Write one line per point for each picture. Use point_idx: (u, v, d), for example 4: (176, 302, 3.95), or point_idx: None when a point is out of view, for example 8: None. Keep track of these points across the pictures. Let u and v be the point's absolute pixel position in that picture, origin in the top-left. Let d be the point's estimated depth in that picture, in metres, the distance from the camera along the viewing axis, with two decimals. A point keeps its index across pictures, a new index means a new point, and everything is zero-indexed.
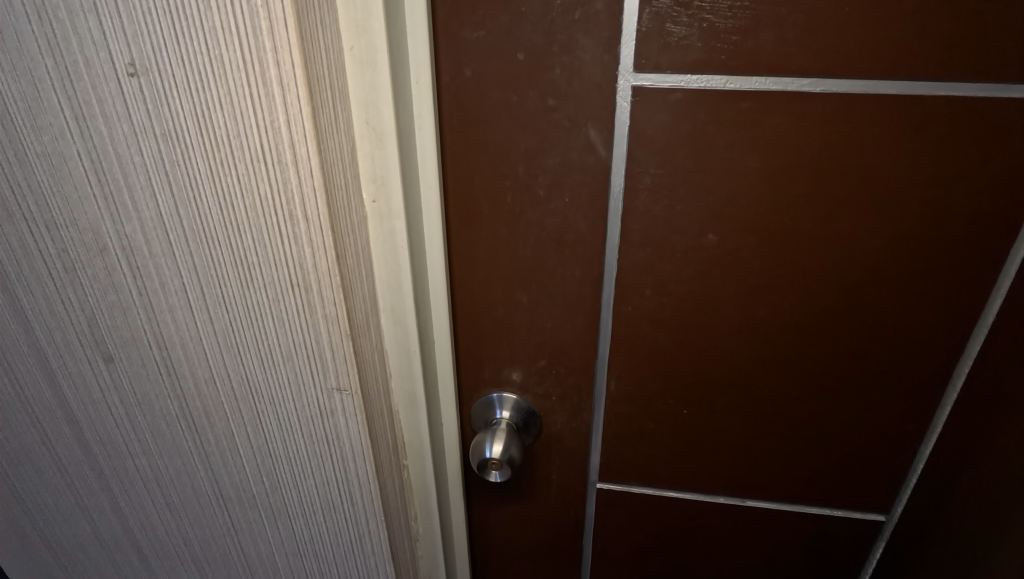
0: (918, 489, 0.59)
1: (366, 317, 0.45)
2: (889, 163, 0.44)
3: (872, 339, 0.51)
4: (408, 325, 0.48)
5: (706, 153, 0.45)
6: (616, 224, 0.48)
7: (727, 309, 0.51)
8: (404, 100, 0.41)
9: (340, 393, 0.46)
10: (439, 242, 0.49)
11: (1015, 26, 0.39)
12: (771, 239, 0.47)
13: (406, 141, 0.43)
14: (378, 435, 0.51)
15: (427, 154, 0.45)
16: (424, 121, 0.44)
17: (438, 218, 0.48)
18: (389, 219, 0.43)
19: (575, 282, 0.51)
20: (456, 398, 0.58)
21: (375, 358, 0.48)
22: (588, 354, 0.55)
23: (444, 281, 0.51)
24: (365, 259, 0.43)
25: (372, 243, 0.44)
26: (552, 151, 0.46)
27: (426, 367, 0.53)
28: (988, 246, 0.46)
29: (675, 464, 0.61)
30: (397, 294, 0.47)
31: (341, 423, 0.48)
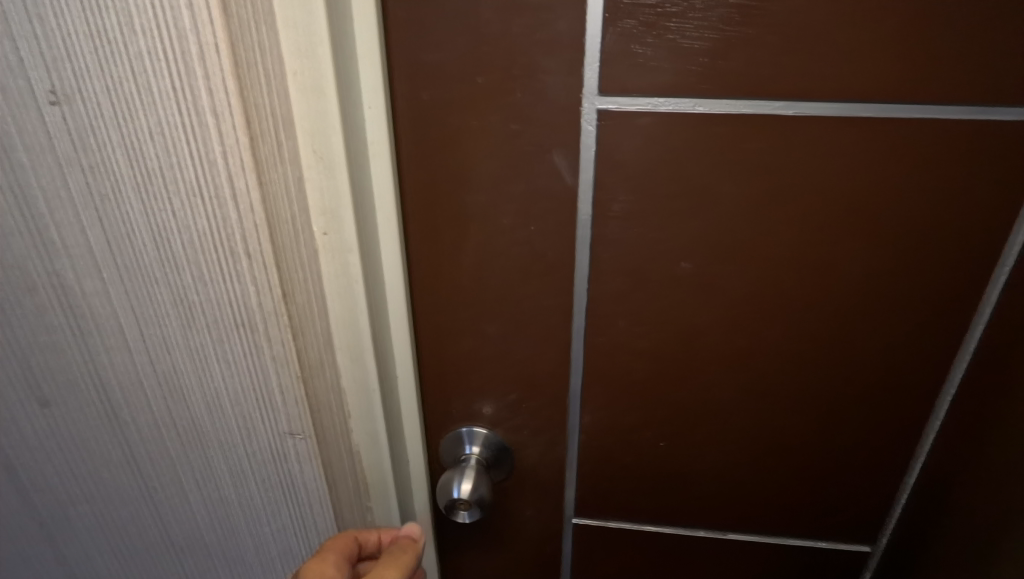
0: (902, 518, 0.57)
1: (320, 356, 0.42)
2: (866, 188, 0.42)
3: (853, 366, 0.49)
4: (367, 362, 0.45)
5: (677, 178, 0.43)
6: (586, 252, 0.46)
7: (704, 339, 0.49)
8: (355, 127, 0.39)
9: (293, 437, 0.43)
10: (399, 273, 0.46)
11: (991, 48, 0.37)
12: (747, 267, 0.46)
13: (358, 169, 0.40)
14: (337, 479, 0.47)
15: (383, 181, 0.42)
16: (379, 148, 0.41)
17: (397, 248, 0.45)
18: (343, 252, 0.40)
19: (545, 312, 0.49)
20: (423, 433, 0.55)
21: (332, 398, 0.45)
22: (561, 388, 0.52)
23: (406, 313, 0.48)
24: (317, 294, 0.41)
25: (324, 276, 0.41)
26: (517, 177, 0.43)
27: (387, 405, 0.49)
28: (970, 271, 0.45)
29: (654, 498, 0.58)
30: (355, 330, 0.44)
31: (296, 468, 0.45)
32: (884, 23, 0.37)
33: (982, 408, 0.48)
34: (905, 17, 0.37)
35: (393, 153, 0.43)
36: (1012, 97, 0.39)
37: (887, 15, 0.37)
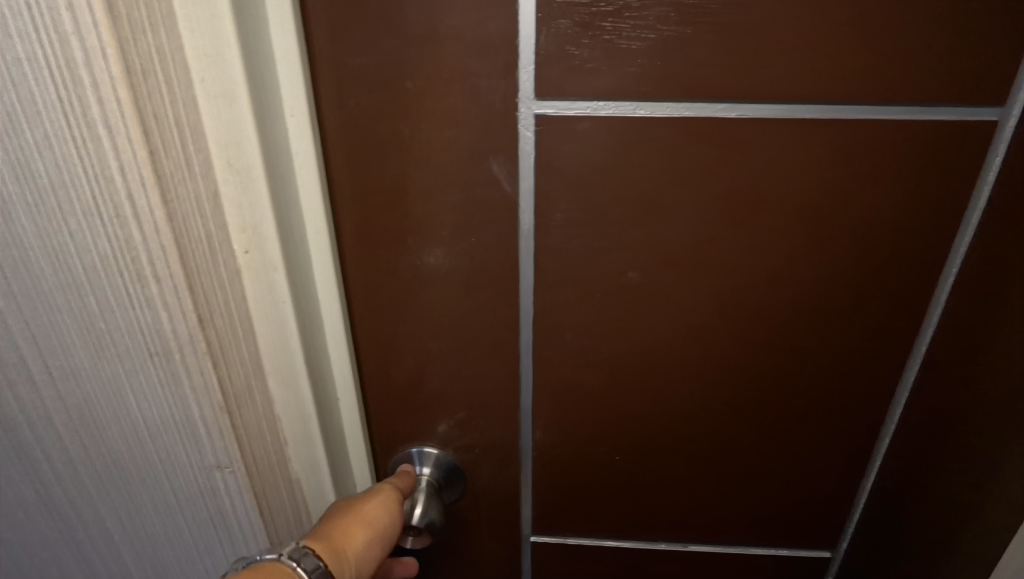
0: (861, 522, 0.56)
1: (248, 384, 0.39)
2: (813, 191, 0.41)
3: (807, 372, 0.49)
4: (301, 384, 0.43)
5: (620, 184, 0.41)
6: (529, 263, 0.44)
7: (655, 349, 0.47)
8: (274, 137, 0.36)
9: (221, 469, 0.40)
10: (333, 289, 0.44)
11: (930, 46, 0.37)
12: (696, 275, 0.44)
13: (279, 182, 0.37)
14: (276, 513, 0.44)
15: (311, 193, 0.40)
16: (304, 159, 0.39)
17: (330, 263, 0.43)
18: (268, 270, 0.38)
19: (491, 326, 0.47)
20: (369, 454, 0.53)
21: (265, 429, 0.41)
22: (511, 403, 0.50)
23: (342, 329, 0.46)
24: (242, 319, 0.37)
25: (248, 297, 0.37)
26: (455, 186, 0.41)
27: (326, 427, 0.47)
28: (919, 273, 0.44)
29: (613, 512, 0.57)
30: (286, 352, 0.41)
31: (227, 503, 0.42)
32: (823, 21, 0.36)
33: (934, 408, 0.47)
34: (844, 16, 0.36)
35: (321, 163, 0.40)
36: (953, 96, 0.38)
37: (826, 14, 0.36)
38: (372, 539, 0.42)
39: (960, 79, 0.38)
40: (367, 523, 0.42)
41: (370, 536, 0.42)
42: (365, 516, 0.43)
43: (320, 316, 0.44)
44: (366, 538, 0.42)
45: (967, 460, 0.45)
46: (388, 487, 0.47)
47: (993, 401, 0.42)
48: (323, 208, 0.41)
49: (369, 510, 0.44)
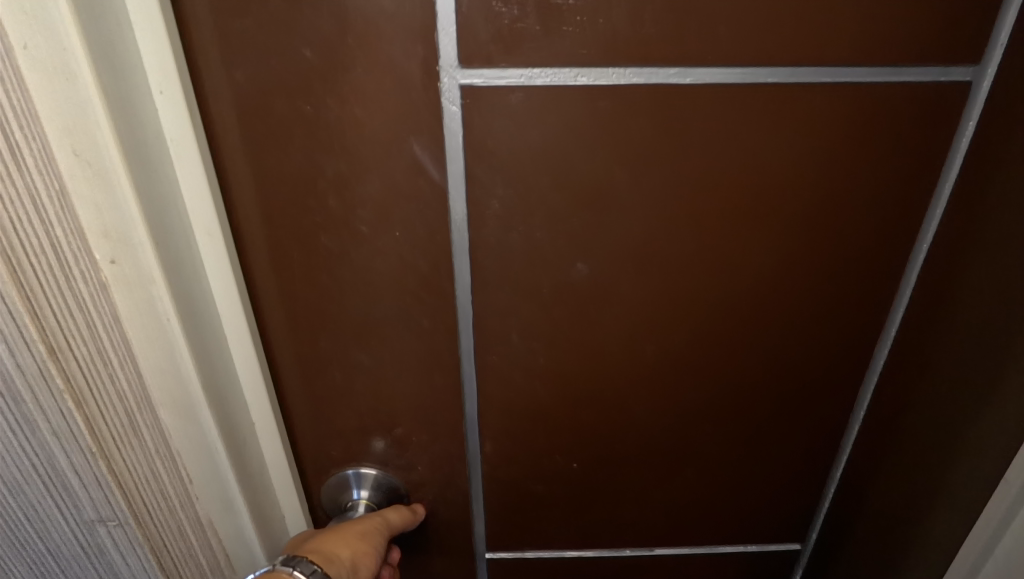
0: (832, 513, 0.53)
1: (129, 420, 0.33)
2: (777, 167, 0.37)
3: (772, 364, 0.45)
4: (203, 417, 0.35)
5: (563, 164, 0.36)
6: (465, 260, 0.38)
7: (611, 347, 0.43)
8: (136, 119, 0.29)
9: (104, 523, 0.34)
10: (236, 302, 0.37)
11: None
12: (651, 264, 0.40)
13: (150, 174, 0.30)
14: (179, 564, 0.38)
15: (196, 187, 0.33)
16: (181, 148, 0.32)
17: (229, 271, 0.36)
18: (145, 282, 0.30)
19: (425, 332, 0.41)
20: (297, 486, 0.46)
21: (159, 471, 0.35)
22: (454, 416, 0.45)
23: (253, 349, 0.39)
24: (115, 343, 0.31)
25: (121, 318, 0.30)
26: (371, 174, 0.35)
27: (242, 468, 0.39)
28: (888, 251, 0.41)
29: (573, 522, 0.52)
30: (179, 381, 0.33)
31: (117, 559, 0.36)
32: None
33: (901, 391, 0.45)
34: None
35: (206, 152, 0.33)
36: (926, 53, 0.34)
37: None
38: (357, 563, 0.40)
39: (934, 33, 0.34)
40: (351, 546, 0.40)
41: (356, 559, 0.40)
42: (349, 545, 0.40)
43: (222, 335, 0.37)
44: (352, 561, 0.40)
45: None
46: (374, 520, 0.44)
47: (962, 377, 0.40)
48: (214, 206, 0.34)
49: (351, 535, 0.41)
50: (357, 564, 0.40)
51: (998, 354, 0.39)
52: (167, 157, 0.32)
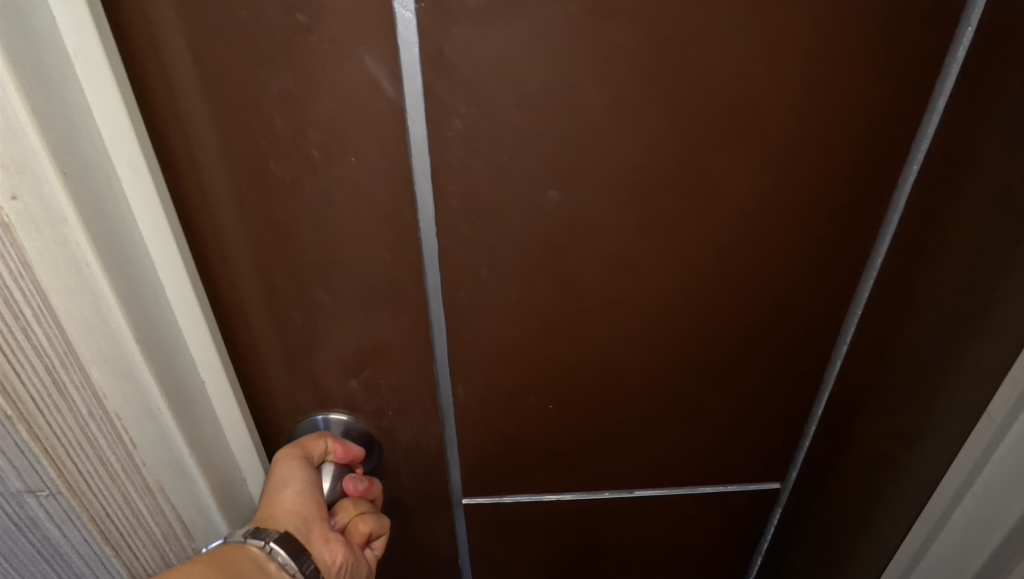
0: (812, 451, 0.53)
1: (53, 379, 0.30)
2: (757, 83, 0.35)
3: (753, 298, 0.43)
4: (141, 373, 0.33)
5: (529, 79, 0.33)
6: (427, 189, 0.36)
7: (585, 283, 0.41)
8: (33, 30, 0.26)
9: (34, 494, 0.31)
10: (171, 246, 0.34)
11: None
12: (626, 191, 0.37)
13: (50, 92, 0.27)
14: (125, 535, 0.35)
15: (113, 117, 0.30)
16: (93, 68, 0.29)
17: (160, 211, 0.33)
18: (58, 222, 0.28)
19: (389, 268, 0.39)
20: (257, 448, 0.44)
21: (92, 433, 0.32)
22: (423, 359, 0.43)
23: (195, 295, 0.36)
24: (30, 293, 0.28)
25: (30, 261, 0.27)
26: (320, 92, 0.32)
27: (193, 421, 0.37)
28: (875, 175, 0.39)
29: (551, 465, 0.51)
30: (108, 333, 0.31)
31: (54, 532, 0.33)
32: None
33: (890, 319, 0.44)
34: None
35: (121, 76, 0.30)
36: None
37: None
38: (304, 501, 0.40)
39: None
40: (290, 493, 0.40)
41: (301, 500, 0.40)
42: (279, 498, 0.40)
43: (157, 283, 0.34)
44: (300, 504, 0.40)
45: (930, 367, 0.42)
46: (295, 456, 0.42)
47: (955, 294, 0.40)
48: (135, 137, 0.31)
49: (271, 487, 0.41)
50: (300, 507, 0.40)
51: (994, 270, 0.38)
52: (74, 78, 0.28)
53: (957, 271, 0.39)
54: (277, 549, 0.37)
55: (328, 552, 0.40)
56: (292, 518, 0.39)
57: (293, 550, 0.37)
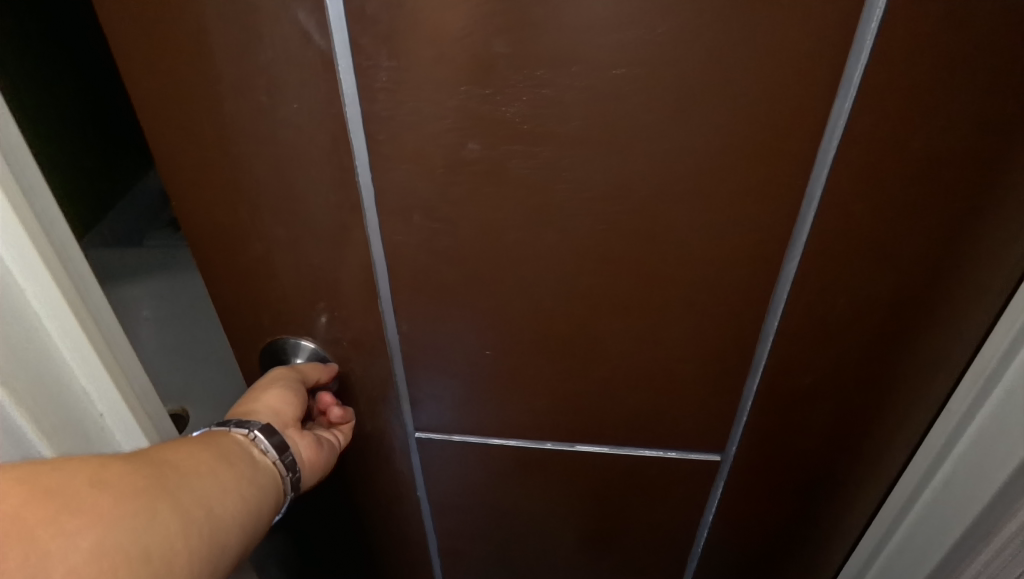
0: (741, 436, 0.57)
1: None
2: (663, 51, 0.36)
3: (674, 266, 0.45)
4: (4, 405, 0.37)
5: (445, 37, 0.36)
6: (360, 133, 0.40)
7: (511, 236, 0.44)
8: None
9: None
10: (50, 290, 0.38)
11: None
12: (543, 148, 0.40)
13: None
14: None
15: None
16: None
17: (36, 258, 0.37)
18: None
19: (332, 207, 0.43)
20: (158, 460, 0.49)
21: None
22: (368, 293, 0.48)
23: (77, 323, 0.40)
24: None
25: None
26: (261, 40, 0.37)
27: (70, 431, 0.42)
28: (793, 151, 0.39)
29: (494, 413, 0.57)
30: None
31: None
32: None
33: (900, 308, 0.47)
34: None
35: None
36: None
37: None
38: (290, 403, 0.48)
39: None
40: (280, 396, 0.48)
41: (287, 401, 0.48)
42: (268, 396, 0.47)
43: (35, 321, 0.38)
44: (285, 404, 0.48)
45: (937, 323, 0.48)
46: (291, 374, 0.50)
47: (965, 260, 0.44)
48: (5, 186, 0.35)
49: (261, 390, 0.48)
50: (285, 407, 0.47)
51: (1000, 233, 0.43)
52: None
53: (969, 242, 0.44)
54: (260, 438, 0.44)
55: (302, 447, 0.48)
56: (271, 415, 0.46)
57: (272, 438, 0.44)
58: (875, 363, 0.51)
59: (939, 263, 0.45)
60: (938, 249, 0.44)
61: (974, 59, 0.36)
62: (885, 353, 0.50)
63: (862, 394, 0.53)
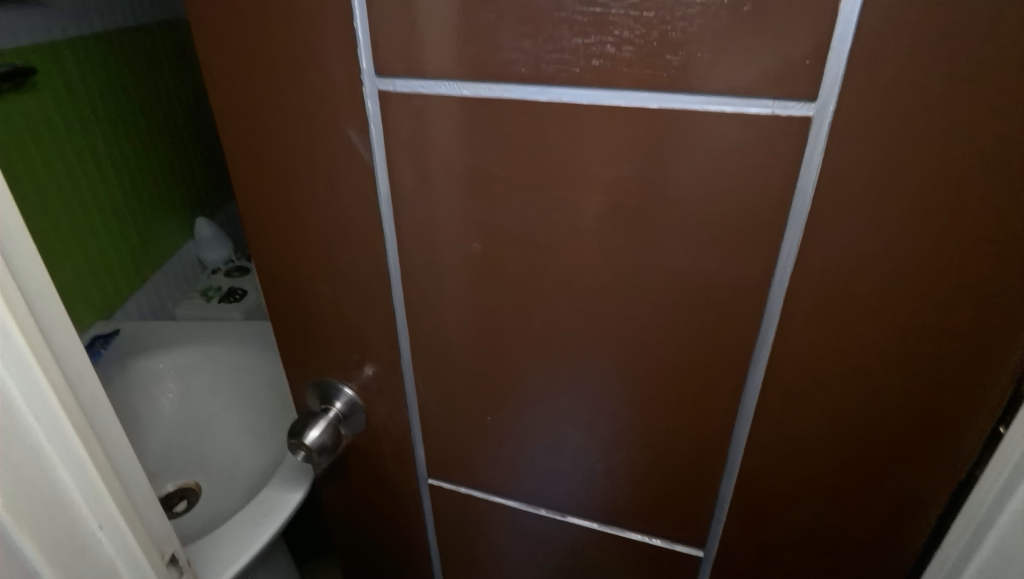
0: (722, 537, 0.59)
1: None
2: (626, 187, 0.43)
3: (647, 365, 0.50)
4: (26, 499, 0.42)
5: (455, 160, 0.45)
6: (390, 224, 0.50)
7: (506, 319, 0.52)
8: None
9: None
10: (63, 398, 0.43)
11: (726, 44, 0.36)
12: (531, 252, 0.48)
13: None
14: None
15: (54, 332, 0.43)
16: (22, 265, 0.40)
17: (42, 372, 0.42)
18: (18, 422, 0.41)
19: (367, 278, 0.54)
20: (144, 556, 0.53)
21: None
22: (392, 350, 0.58)
23: (76, 430, 0.44)
24: None
25: None
26: (322, 152, 0.48)
27: (67, 526, 0.46)
28: (746, 282, 0.44)
29: (494, 472, 0.64)
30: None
31: None
32: (619, 3, 0.36)
33: (881, 433, 0.47)
34: (634, 19, 0.36)
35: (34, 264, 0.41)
36: (765, 84, 0.36)
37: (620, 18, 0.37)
38: None
39: (772, 73, 0.36)
40: None
41: None
42: None
43: (55, 429, 0.43)
44: None
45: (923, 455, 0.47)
46: None
47: (954, 396, 0.44)
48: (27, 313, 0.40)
49: None
50: None
51: (990, 377, 0.42)
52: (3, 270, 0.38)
53: (952, 382, 0.43)
54: None
55: None
56: None
57: None
58: (862, 483, 0.50)
59: (921, 412, 0.45)
60: (916, 383, 0.44)
61: (919, 229, 0.38)
62: (872, 476, 0.50)
63: (848, 514, 0.53)
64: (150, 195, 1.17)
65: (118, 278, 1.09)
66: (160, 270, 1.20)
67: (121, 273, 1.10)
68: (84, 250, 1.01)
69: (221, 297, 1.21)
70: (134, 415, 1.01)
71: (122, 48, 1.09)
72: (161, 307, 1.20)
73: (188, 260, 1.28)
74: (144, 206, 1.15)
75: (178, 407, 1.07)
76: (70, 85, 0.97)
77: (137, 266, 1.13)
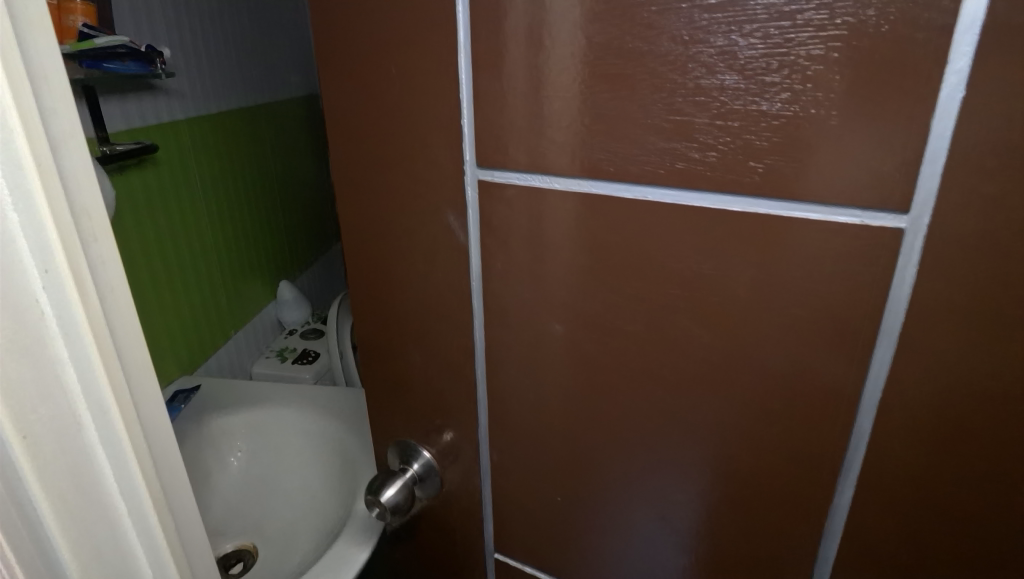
0: None
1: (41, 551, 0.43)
2: (709, 284, 0.43)
3: (723, 462, 0.49)
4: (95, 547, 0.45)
5: (544, 245, 0.48)
6: (479, 301, 0.53)
7: (582, 400, 0.53)
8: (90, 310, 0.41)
9: None
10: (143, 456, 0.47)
11: (813, 153, 0.37)
12: (611, 337, 0.49)
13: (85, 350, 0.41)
14: None
15: (141, 385, 0.47)
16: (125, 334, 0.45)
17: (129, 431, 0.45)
18: (97, 472, 0.44)
19: (453, 350, 0.56)
20: None
21: None
22: (470, 420, 0.60)
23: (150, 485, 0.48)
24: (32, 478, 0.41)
25: (48, 458, 0.41)
26: (422, 231, 0.52)
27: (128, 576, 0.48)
28: (830, 386, 0.43)
29: (560, 552, 0.63)
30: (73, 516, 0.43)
31: None
32: (704, 113, 0.38)
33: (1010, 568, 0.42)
34: (721, 128, 0.38)
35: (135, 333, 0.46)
36: (853, 193, 0.37)
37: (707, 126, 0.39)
38: None
39: (860, 183, 0.36)
40: None
41: None
42: None
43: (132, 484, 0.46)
44: None
45: None
46: None
47: None
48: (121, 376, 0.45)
49: None
50: None
51: None
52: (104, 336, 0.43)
53: None
54: None
55: None
56: None
57: None
58: None
59: None
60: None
61: None
62: None
63: None
64: (241, 259, 1.27)
65: (207, 332, 1.17)
66: (241, 329, 1.28)
67: (210, 329, 1.18)
68: (178, 308, 1.09)
69: (296, 357, 1.28)
70: (205, 472, 1.05)
71: (229, 126, 1.22)
72: (239, 365, 1.27)
73: (268, 321, 1.37)
74: (235, 269, 1.25)
75: (246, 466, 1.10)
76: (183, 159, 1.08)
77: (223, 324, 1.22)
